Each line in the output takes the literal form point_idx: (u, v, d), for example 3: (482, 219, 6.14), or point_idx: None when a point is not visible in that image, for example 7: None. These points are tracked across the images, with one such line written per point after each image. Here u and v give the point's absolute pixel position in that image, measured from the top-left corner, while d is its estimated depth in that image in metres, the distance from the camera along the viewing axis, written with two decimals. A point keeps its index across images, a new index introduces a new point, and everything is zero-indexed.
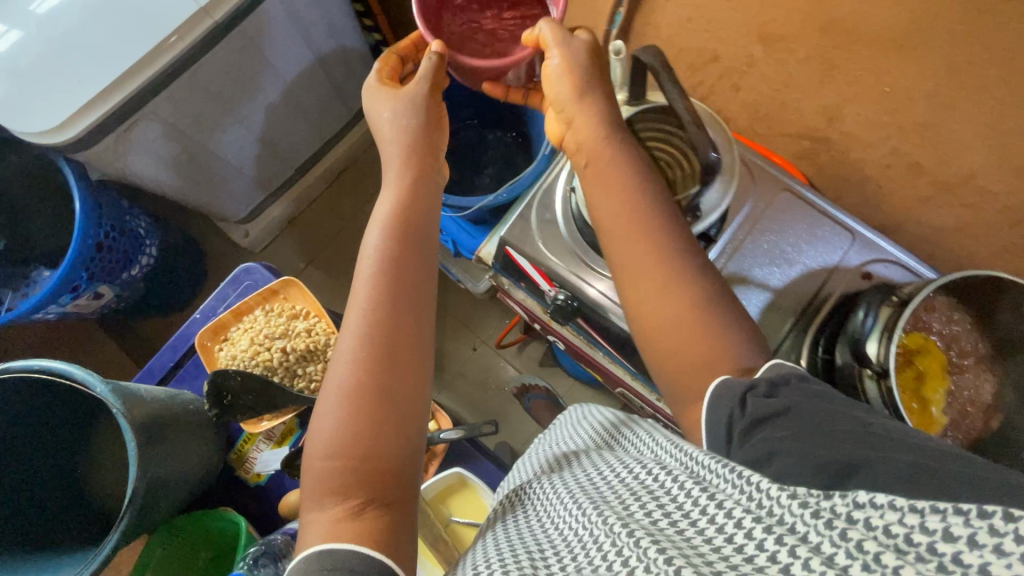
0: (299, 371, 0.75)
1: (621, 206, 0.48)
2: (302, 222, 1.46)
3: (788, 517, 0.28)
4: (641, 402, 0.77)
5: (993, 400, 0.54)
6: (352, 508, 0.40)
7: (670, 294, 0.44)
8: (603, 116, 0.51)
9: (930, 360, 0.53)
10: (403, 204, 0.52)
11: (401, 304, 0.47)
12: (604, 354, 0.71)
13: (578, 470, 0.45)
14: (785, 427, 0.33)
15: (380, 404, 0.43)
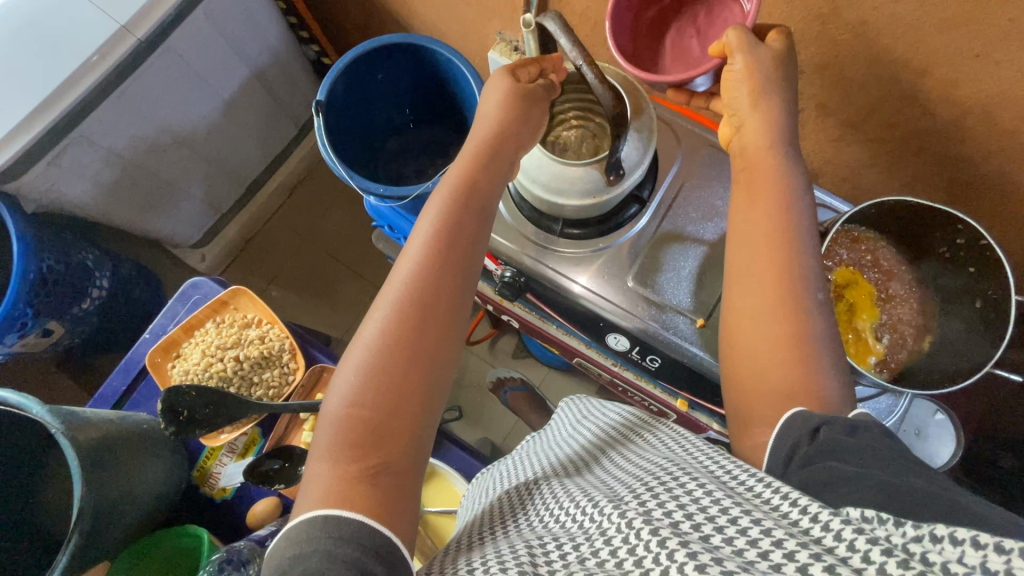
0: (256, 379, 0.74)
1: (766, 212, 0.46)
2: (261, 241, 1.45)
3: (848, 551, 0.28)
4: (598, 369, 0.78)
5: (922, 323, 0.56)
6: (361, 470, 0.38)
7: (788, 316, 0.43)
8: (781, 130, 0.47)
9: (856, 291, 0.55)
10: (469, 199, 0.49)
11: (443, 304, 0.44)
12: (557, 326, 0.73)
13: (597, 476, 0.45)
14: (846, 457, 0.34)
15: (410, 381, 0.41)
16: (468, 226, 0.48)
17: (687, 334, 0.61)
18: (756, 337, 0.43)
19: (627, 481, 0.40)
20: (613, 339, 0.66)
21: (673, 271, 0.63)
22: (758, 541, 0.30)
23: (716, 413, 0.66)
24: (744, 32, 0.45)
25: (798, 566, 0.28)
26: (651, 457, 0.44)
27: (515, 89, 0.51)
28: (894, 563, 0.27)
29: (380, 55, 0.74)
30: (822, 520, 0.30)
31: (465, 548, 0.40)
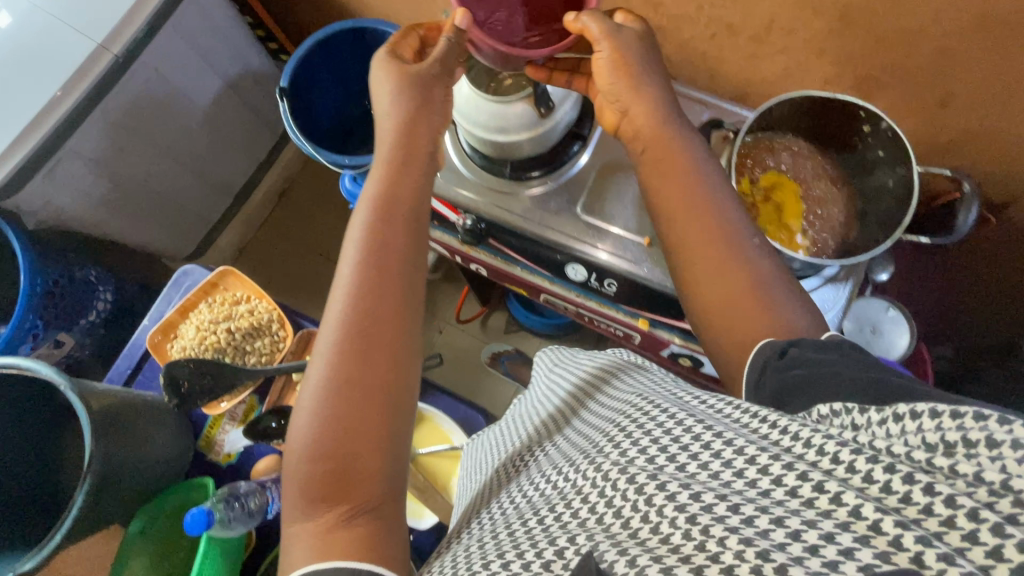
0: (249, 348, 0.78)
1: (686, 188, 0.51)
2: (254, 249, 1.52)
3: (816, 454, 0.31)
4: (563, 306, 0.81)
5: (848, 211, 0.60)
6: (340, 517, 0.42)
7: (736, 272, 0.47)
8: (663, 110, 0.53)
9: (781, 189, 0.59)
10: (382, 204, 0.51)
11: (381, 329, 0.46)
12: (523, 268, 0.77)
13: (567, 441, 0.48)
14: (810, 366, 0.38)
15: (380, 392, 0.45)
16: (398, 231, 0.50)
17: (637, 254, 0.66)
18: (714, 299, 0.48)
19: (597, 437, 0.43)
20: (572, 270, 0.70)
21: (618, 198, 0.68)
22: (733, 461, 0.32)
23: (677, 327, 0.69)
24: (603, 22, 0.50)
25: (774, 481, 0.30)
26: (609, 415, 0.46)
27: (405, 79, 0.53)
28: (863, 459, 0.29)
29: (334, 40, 0.80)
30: (790, 429, 0.33)
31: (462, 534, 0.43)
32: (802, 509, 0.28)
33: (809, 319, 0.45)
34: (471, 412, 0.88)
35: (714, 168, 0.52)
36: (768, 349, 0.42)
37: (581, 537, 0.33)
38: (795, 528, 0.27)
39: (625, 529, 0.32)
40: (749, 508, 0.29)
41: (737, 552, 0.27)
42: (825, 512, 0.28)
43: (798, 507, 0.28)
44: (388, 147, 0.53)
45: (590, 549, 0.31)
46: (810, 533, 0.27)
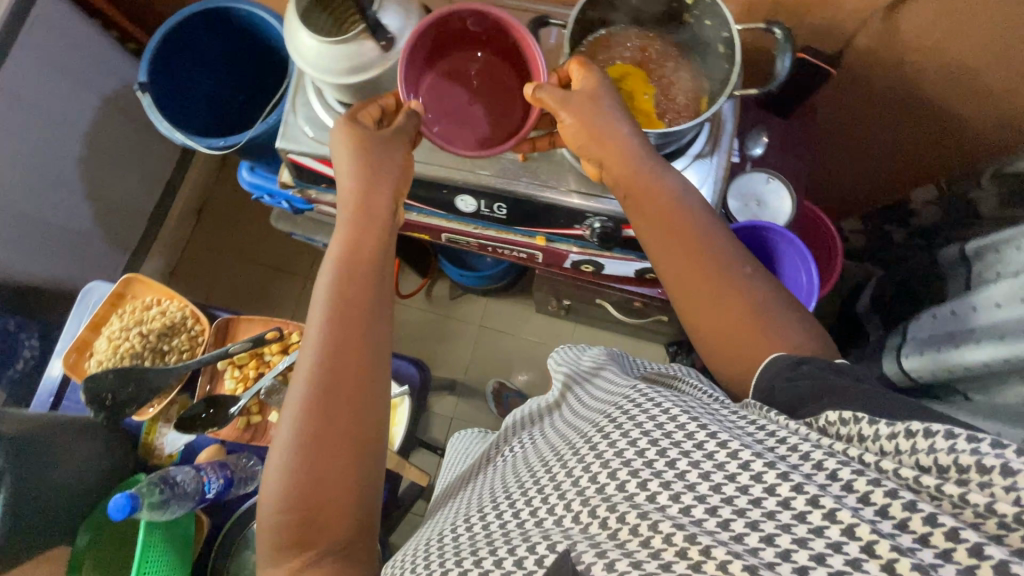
0: (167, 348, 0.78)
1: (662, 208, 0.54)
2: (185, 270, 1.47)
3: (824, 469, 0.33)
4: (467, 242, 0.83)
5: (694, 86, 0.63)
6: (306, 559, 0.45)
7: (726, 296, 0.50)
8: (642, 151, 0.55)
9: (625, 76, 0.62)
10: (350, 264, 0.52)
11: (353, 390, 0.48)
12: (418, 214, 0.78)
13: (547, 443, 0.51)
14: (823, 382, 0.42)
15: (356, 449, 0.47)
16: (362, 295, 0.51)
17: (515, 169, 0.68)
18: (712, 324, 0.51)
19: (577, 436, 0.45)
20: (461, 201, 0.72)
21: None
22: (725, 465, 0.35)
23: (572, 235, 0.71)
24: (557, 93, 0.54)
25: (768, 488, 0.33)
26: (584, 416, 0.49)
27: (364, 139, 0.55)
28: (864, 480, 0.32)
29: (185, 27, 0.79)
30: (798, 445, 0.36)
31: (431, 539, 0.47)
32: (793, 524, 0.31)
33: (804, 337, 0.49)
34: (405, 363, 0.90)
35: (693, 195, 0.55)
36: (774, 366, 0.46)
37: (557, 535, 0.36)
38: (785, 548, 0.30)
39: (604, 530, 0.35)
40: (739, 525, 0.32)
41: (719, 563, 0.30)
42: (816, 527, 0.30)
43: (788, 520, 0.31)
44: (350, 210, 0.54)
45: (568, 549, 0.34)
46: (800, 554, 0.30)
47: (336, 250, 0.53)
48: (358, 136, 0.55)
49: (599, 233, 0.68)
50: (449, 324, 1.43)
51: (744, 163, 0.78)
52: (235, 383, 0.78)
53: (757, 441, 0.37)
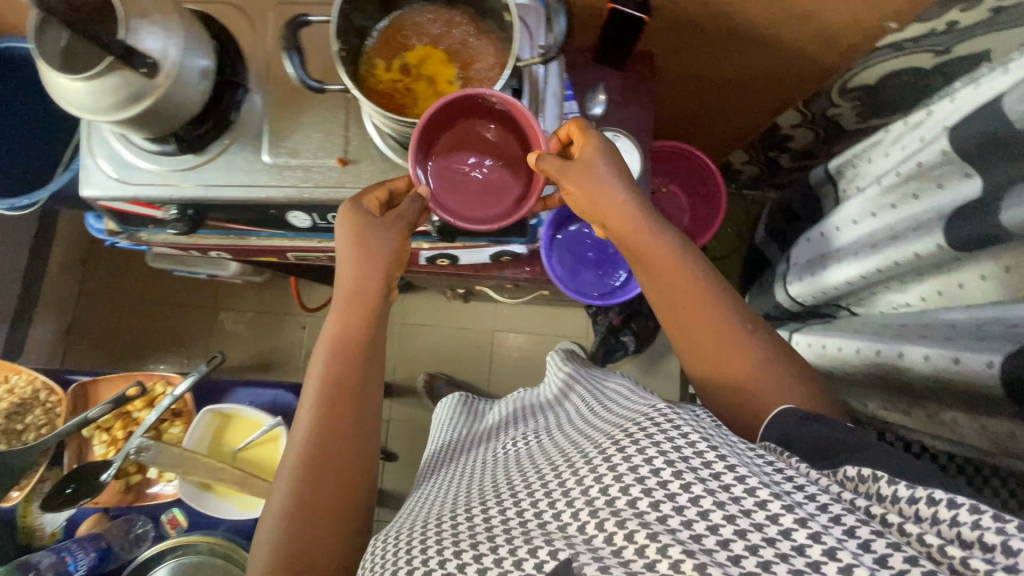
0: (21, 426, 0.77)
1: (659, 254, 0.59)
2: (80, 326, 1.39)
3: (846, 523, 0.34)
4: (317, 257, 0.79)
5: (500, 57, 0.59)
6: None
7: (726, 346, 0.56)
8: (638, 211, 0.60)
9: (420, 63, 0.59)
10: (343, 340, 0.59)
11: (340, 458, 0.55)
12: (260, 237, 0.74)
13: (540, 444, 0.54)
14: (846, 440, 0.43)
15: (347, 509, 0.54)
16: (353, 374, 0.58)
17: (337, 177, 0.65)
18: (734, 375, 0.55)
19: (583, 440, 0.48)
20: (293, 218, 0.68)
21: (302, 134, 0.66)
22: (728, 505, 0.36)
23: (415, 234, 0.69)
24: (557, 159, 0.58)
25: (784, 532, 0.34)
26: (569, 428, 0.54)
27: (359, 226, 0.57)
28: (881, 542, 0.32)
29: None
30: (813, 494, 0.36)
31: (394, 528, 0.49)
32: (806, 571, 0.32)
33: (807, 390, 0.54)
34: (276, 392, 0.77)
35: (687, 245, 0.61)
36: (780, 418, 0.48)
37: (546, 536, 0.39)
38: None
39: (609, 544, 0.37)
40: (751, 563, 0.33)
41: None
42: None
43: (802, 566, 0.32)
44: (344, 296, 0.60)
45: (571, 559, 0.36)
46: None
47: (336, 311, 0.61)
48: (357, 223, 0.58)
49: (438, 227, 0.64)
50: None
51: (588, 124, 0.76)
52: (105, 447, 0.75)
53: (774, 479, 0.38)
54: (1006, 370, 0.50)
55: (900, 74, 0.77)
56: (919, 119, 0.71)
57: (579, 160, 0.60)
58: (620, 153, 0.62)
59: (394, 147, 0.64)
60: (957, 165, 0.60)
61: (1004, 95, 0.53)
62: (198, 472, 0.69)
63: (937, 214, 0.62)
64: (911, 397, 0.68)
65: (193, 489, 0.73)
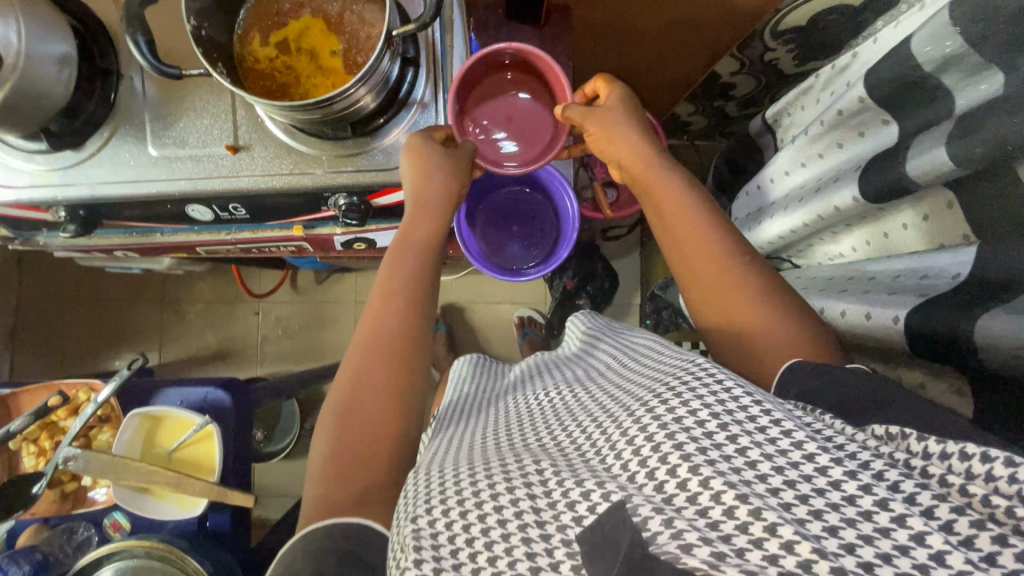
0: None
1: (671, 195, 0.60)
2: (26, 325, 1.39)
3: (891, 476, 0.35)
4: (228, 250, 0.76)
5: (380, 16, 0.54)
6: (331, 511, 0.50)
7: (733, 287, 0.55)
8: (650, 148, 0.63)
9: (298, 35, 0.54)
10: (391, 282, 0.62)
11: (379, 406, 0.56)
12: (165, 233, 0.71)
13: (580, 394, 0.57)
14: (868, 401, 0.43)
15: (391, 437, 0.56)
16: (394, 319, 0.60)
17: (233, 164, 0.61)
18: (743, 304, 0.55)
19: (630, 387, 0.51)
20: (195, 211, 0.65)
21: (190, 120, 0.61)
22: (776, 457, 0.38)
23: (325, 219, 0.67)
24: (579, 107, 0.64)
25: (833, 483, 0.36)
26: (611, 380, 0.56)
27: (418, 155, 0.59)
28: (928, 496, 0.33)
29: None
30: (850, 448, 0.38)
31: (423, 467, 0.51)
32: (858, 520, 0.33)
33: (817, 347, 0.52)
34: (209, 387, 0.76)
35: (705, 194, 0.61)
36: (794, 370, 0.49)
37: (589, 473, 0.42)
38: (849, 540, 0.33)
39: (660, 491, 0.38)
40: (802, 510, 0.35)
41: (785, 540, 0.33)
42: (882, 527, 0.33)
43: (852, 514, 0.34)
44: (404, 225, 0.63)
45: (624, 500, 0.38)
46: (866, 548, 0.32)
47: (395, 243, 0.64)
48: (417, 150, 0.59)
49: (345, 209, 0.61)
50: (323, 308, 1.37)
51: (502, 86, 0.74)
52: (35, 458, 0.75)
53: (815, 431, 0.40)
54: (909, 324, 0.50)
55: (831, 10, 0.73)
56: (844, 63, 0.67)
57: (602, 106, 0.65)
58: (640, 107, 0.67)
59: (291, 131, 0.60)
60: (874, 111, 0.58)
61: (912, 34, 0.50)
62: (131, 476, 0.67)
63: (856, 163, 0.61)
64: None
65: (128, 493, 0.72)
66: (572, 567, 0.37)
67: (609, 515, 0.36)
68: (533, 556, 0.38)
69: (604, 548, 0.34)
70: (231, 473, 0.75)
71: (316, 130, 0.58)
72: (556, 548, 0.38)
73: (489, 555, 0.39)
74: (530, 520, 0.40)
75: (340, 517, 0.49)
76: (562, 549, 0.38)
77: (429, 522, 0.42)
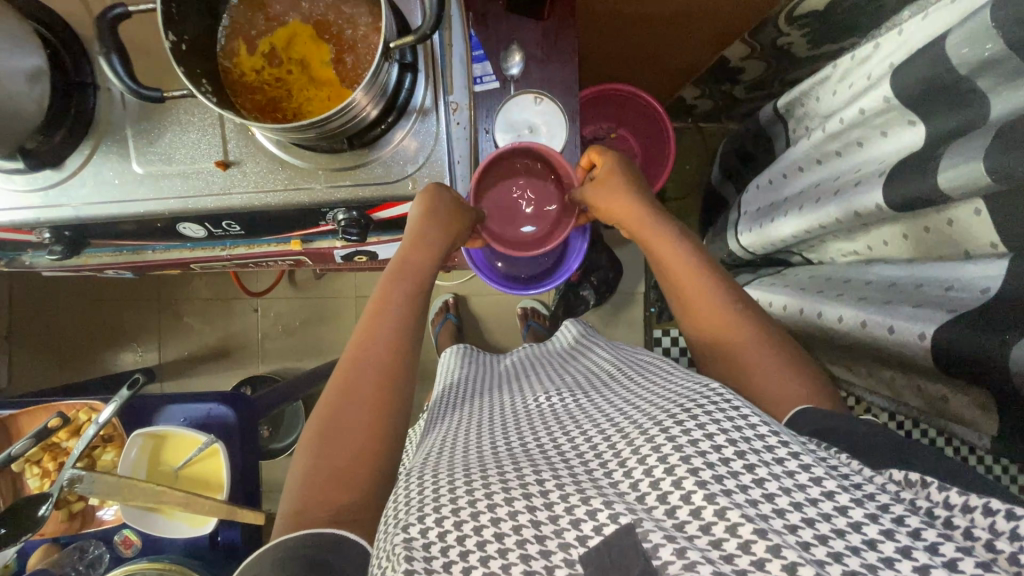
0: None
1: (665, 242, 0.67)
2: (20, 326, 1.37)
3: (911, 521, 0.34)
4: (224, 266, 0.75)
5: (375, 23, 0.50)
6: (308, 518, 0.49)
7: (728, 321, 0.59)
8: (642, 203, 0.71)
9: (286, 46, 0.51)
10: (388, 298, 0.63)
11: (372, 415, 0.55)
12: (157, 250, 0.69)
13: (579, 403, 0.56)
14: (882, 451, 0.43)
15: (373, 447, 0.54)
16: (390, 333, 0.60)
17: (224, 181, 0.58)
18: (741, 345, 0.57)
19: (638, 403, 0.50)
20: (187, 228, 0.62)
21: (175, 134, 0.58)
22: (794, 492, 0.37)
23: (325, 233, 0.64)
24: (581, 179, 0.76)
25: (853, 524, 0.34)
26: (612, 392, 0.56)
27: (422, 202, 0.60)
28: (951, 546, 0.32)
29: None
30: (869, 489, 0.37)
31: (412, 471, 0.49)
32: (880, 566, 0.32)
33: (814, 389, 0.53)
34: (212, 403, 0.74)
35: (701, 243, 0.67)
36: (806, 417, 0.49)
37: (594, 491, 0.41)
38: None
39: (670, 517, 0.38)
40: (821, 551, 0.34)
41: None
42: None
43: (873, 560, 0.33)
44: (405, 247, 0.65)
45: (634, 524, 0.37)
46: None
47: (395, 261, 0.66)
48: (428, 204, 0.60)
49: (345, 224, 0.58)
50: (322, 304, 1.34)
51: (507, 85, 0.72)
52: (38, 480, 0.75)
53: (834, 470, 0.39)
54: (936, 341, 0.48)
55: None
56: (866, 52, 0.62)
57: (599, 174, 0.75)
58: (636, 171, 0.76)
59: (283, 144, 0.56)
60: (900, 112, 0.55)
61: (948, 33, 0.47)
62: (136, 498, 0.65)
63: (879, 167, 0.57)
64: (851, 357, 0.67)
65: (135, 512, 0.71)
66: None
67: (620, 538, 0.37)
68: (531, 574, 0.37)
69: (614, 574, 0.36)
70: (239, 488, 0.74)
71: (311, 146, 0.54)
72: (556, 567, 0.37)
73: (483, 569, 0.38)
74: (529, 534, 0.39)
75: (313, 529, 0.48)
76: (563, 569, 0.37)
77: (420, 530, 0.40)
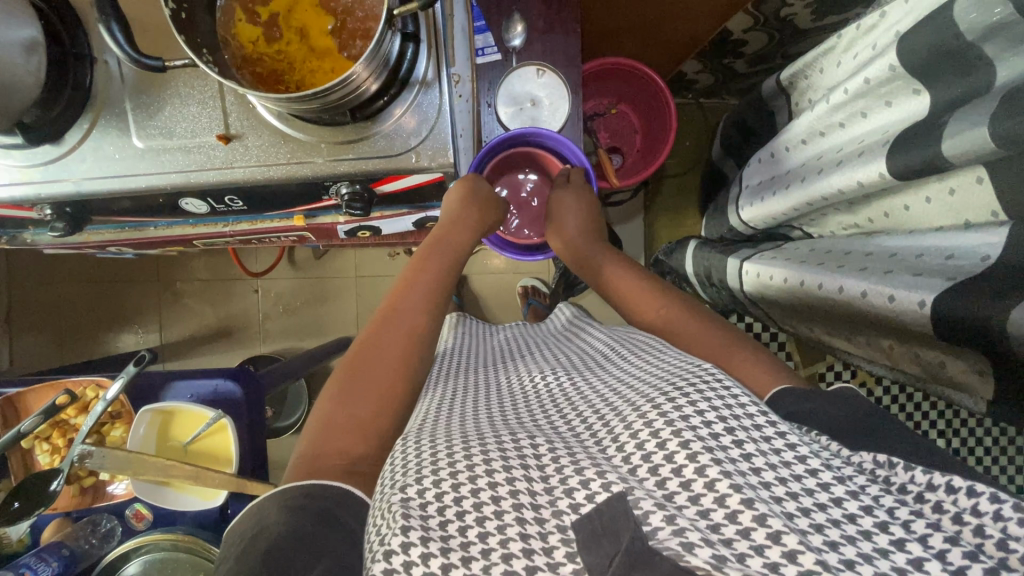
0: None
1: (613, 265, 0.74)
2: (21, 309, 1.37)
3: (886, 500, 0.36)
4: (226, 242, 0.75)
5: None
6: (315, 467, 0.49)
7: (673, 319, 0.63)
8: (586, 230, 0.80)
9: (285, 13, 0.50)
10: (410, 281, 0.66)
11: (385, 384, 0.57)
12: (158, 227, 0.69)
13: (580, 380, 0.57)
14: (867, 430, 0.44)
15: (386, 409, 0.55)
16: (416, 309, 0.63)
17: (224, 155, 0.57)
18: (687, 336, 0.60)
19: (630, 382, 0.51)
20: (188, 204, 0.62)
21: (176, 107, 0.57)
22: (779, 468, 0.39)
23: (328, 208, 0.64)
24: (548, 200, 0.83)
25: (835, 499, 0.36)
26: (612, 370, 0.57)
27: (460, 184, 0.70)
28: (923, 523, 0.34)
29: None
30: (850, 472, 0.39)
31: (409, 433, 0.50)
32: (858, 539, 0.34)
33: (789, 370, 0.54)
34: (217, 380, 0.75)
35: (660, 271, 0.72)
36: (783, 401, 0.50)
37: (587, 462, 0.42)
38: (850, 557, 0.33)
39: (661, 488, 0.39)
40: (804, 522, 0.35)
41: (787, 549, 0.33)
42: (882, 548, 0.33)
43: (853, 532, 0.34)
44: (432, 239, 0.71)
45: (625, 492, 0.38)
46: (865, 565, 0.33)
47: (424, 247, 0.71)
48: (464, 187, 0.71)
49: (348, 198, 0.58)
50: (323, 284, 1.34)
51: (508, 58, 0.75)
52: (49, 456, 0.76)
53: (818, 450, 0.41)
54: (936, 309, 0.49)
55: None
56: (871, 22, 0.61)
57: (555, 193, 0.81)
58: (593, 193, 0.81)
59: (284, 117, 0.56)
60: (905, 80, 0.55)
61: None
62: (149, 471, 0.67)
63: (882, 137, 0.57)
64: (849, 329, 0.68)
65: (147, 487, 0.73)
66: (566, 555, 0.37)
67: (611, 505, 0.37)
68: (526, 537, 0.39)
69: (603, 539, 0.36)
70: (246, 463, 0.76)
71: (312, 118, 0.54)
72: (550, 534, 0.39)
73: (480, 532, 0.39)
74: (525, 501, 0.40)
75: (322, 479, 0.47)
76: (555, 536, 0.39)
77: (419, 490, 0.41)
